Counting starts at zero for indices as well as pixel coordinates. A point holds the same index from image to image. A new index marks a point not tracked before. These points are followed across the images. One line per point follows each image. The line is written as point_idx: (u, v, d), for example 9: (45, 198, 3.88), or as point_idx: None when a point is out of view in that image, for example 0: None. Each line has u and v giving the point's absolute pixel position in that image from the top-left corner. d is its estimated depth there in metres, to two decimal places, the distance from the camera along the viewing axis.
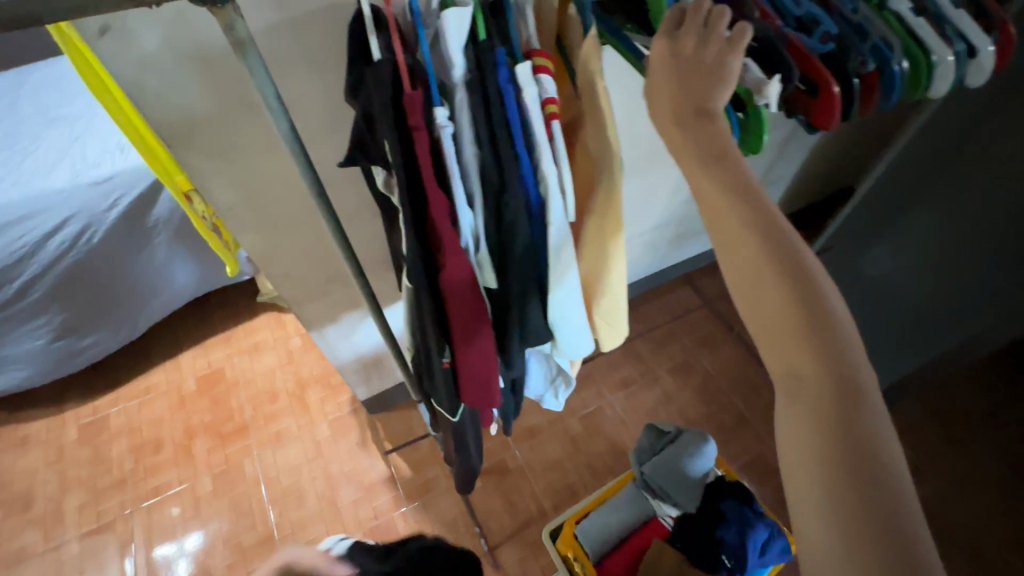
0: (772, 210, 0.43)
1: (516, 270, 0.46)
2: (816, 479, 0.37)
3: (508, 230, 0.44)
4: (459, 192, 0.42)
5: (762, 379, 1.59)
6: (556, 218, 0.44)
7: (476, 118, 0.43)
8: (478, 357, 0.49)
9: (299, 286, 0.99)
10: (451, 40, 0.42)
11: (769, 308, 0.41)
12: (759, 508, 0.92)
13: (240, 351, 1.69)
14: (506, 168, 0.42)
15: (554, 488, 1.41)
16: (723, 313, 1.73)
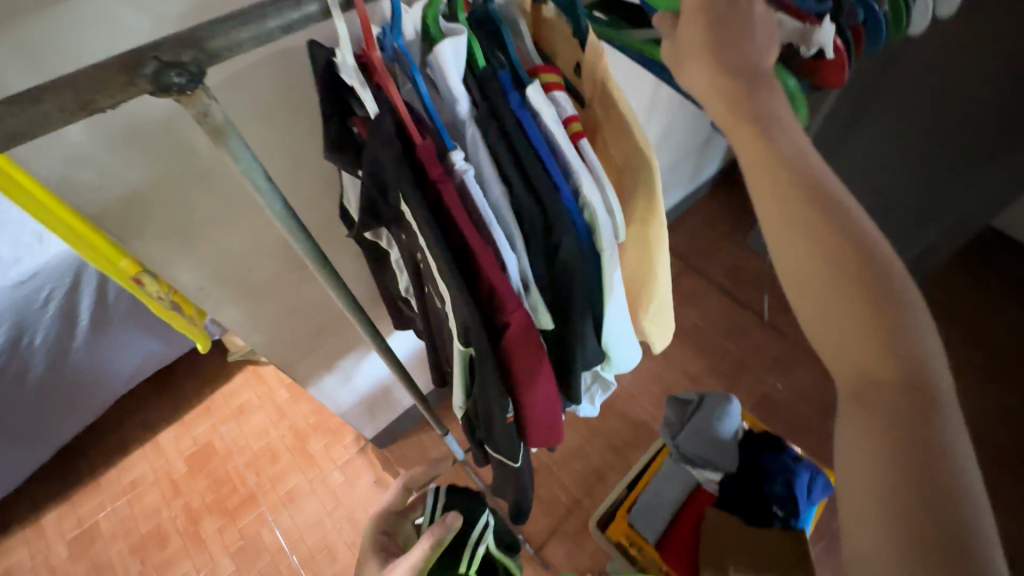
0: (850, 219, 0.41)
1: (572, 305, 0.44)
2: (877, 490, 0.36)
3: (564, 268, 0.41)
4: (503, 241, 0.39)
5: (749, 320, 1.65)
6: (607, 243, 0.41)
7: (499, 155, 0.39)
8: (541, 400, 0.48)
9: (288, 345, 0.92)
10: (451, 75, 0.38)
11: (839, 306, 0.40)
12: (794, 452, 0.95)
13: (224, 418, 1.58)
14: (548, 205, 0.39)
15: (582, 475, 1.41)
16: (699, 264, 1.76)
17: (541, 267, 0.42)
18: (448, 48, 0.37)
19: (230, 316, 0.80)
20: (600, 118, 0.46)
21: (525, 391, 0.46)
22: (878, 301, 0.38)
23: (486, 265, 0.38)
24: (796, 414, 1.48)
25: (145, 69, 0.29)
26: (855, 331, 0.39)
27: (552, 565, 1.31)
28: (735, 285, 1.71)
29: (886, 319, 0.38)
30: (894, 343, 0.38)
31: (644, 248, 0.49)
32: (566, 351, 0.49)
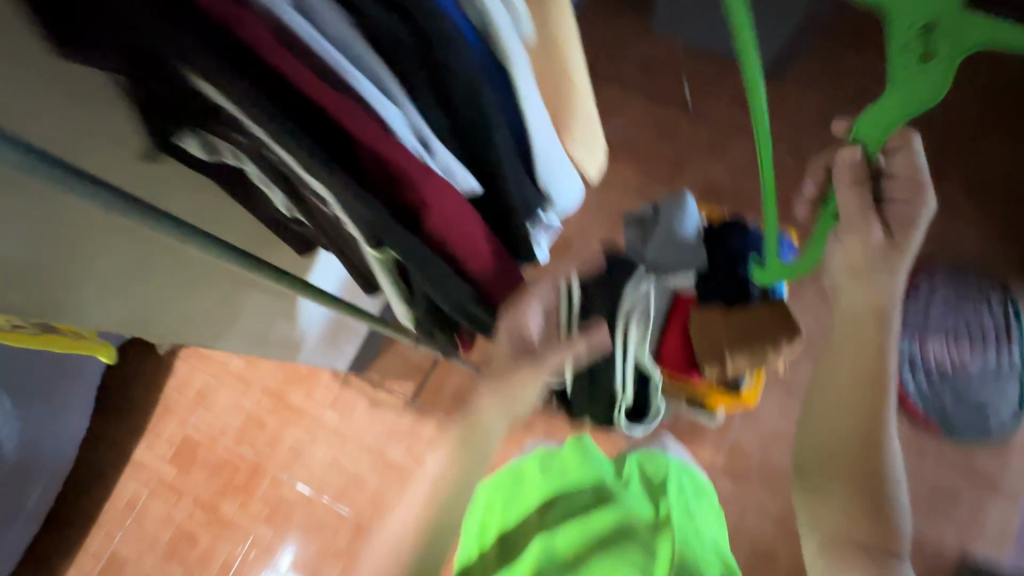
0: (873, 462, 0.61)
1: (475, 125, 0.52)
2: (846, 546, 0.61)
3: (466, 86, 0.49)
4: (381, 98, 0.46)
5: (674, 113, 1.57)
6: (512, 47, 0.52)
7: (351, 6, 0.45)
8: (466, 238, 0.55)
9: None
10: None
11: (845, 459, 0.62)
12: (754, 227, 0.95)
13: (189, 409, 1.47)
14: (426, 24, 0.46)
15: None
16: (609, 72, 1.61)
17: (430, 108, 0.51)
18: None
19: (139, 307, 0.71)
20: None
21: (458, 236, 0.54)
22: (873, 429, 0.62)
23: (366, 128, 0.45)
24: (740, 190, 1.49)
25: None
26: (854, 423, 0.62)
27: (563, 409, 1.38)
28: (651, 80, 1.60)
29: (869, 493, 0.61)
30: (871, 502, 0.61)
31: (550, 48, 0.58)
32: (486, 177, 0.57)
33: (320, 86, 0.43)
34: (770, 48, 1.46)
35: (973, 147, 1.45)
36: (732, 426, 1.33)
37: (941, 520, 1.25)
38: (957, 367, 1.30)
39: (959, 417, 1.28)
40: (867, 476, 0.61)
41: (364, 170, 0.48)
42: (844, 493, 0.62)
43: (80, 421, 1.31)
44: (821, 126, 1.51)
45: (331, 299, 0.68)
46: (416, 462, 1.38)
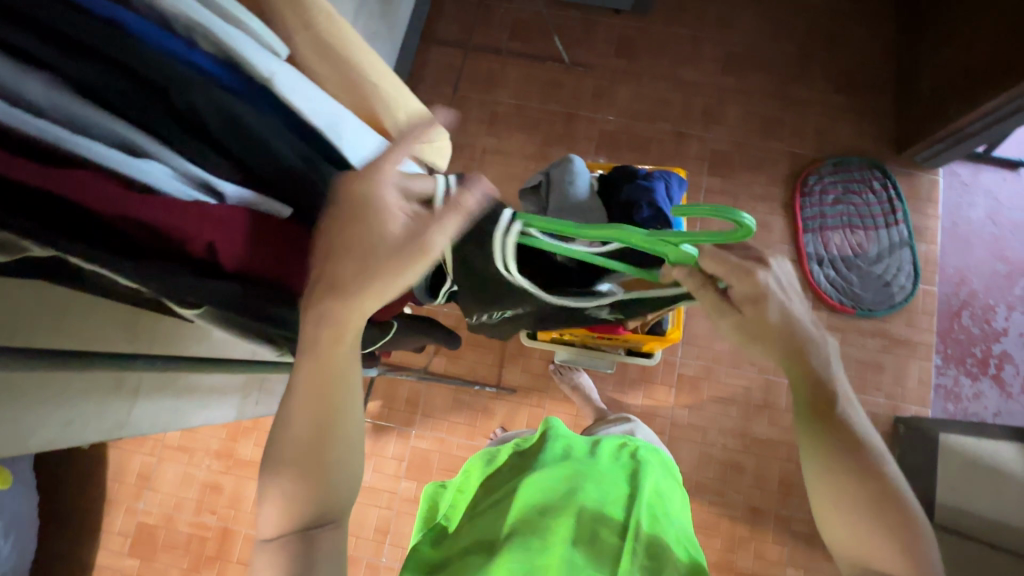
0: (891, 484, 0.50)
1: (251, 152, 0.43)
2: None
3: (227, 123, 0.41)
4: (119, 156, 0.37)
5: (554, 71, 1.56)
6: (238, 44, 0.40)
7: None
8: (269, 251, 0.45)
9: (105, 432, 0.70)
10: None
11: (855, 503, 0.50)
12: (643, 172, 0.96)
13: (135, 495, 1.37)
14: (118, 45, 0.36)
15: None
16: (481, 43, 1.58)
17: (188, 148, 0.41)
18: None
19: (45, 439, 0.61)
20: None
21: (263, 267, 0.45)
22: (847, 426, 0.51)
23: (107, 192, 0.36)
24: (634, 133, 1.51)
25: None
26: (834, 423, 0.51)
27: (517, 387, 1.39)
28: (523, 43, 1.57)
29: (871, 483, 0.50)
30: (880, 515, 0.50)
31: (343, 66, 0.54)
32: (289, 195, 0.47)
33: (15, 161, 0.33)
34: None
35: (833, 43, 1.54)
36: (676, 359, 1.39)
37: (873, 391, 1.37)
38: (858, 251, 1.41)
39: (868, 295, 1.39)
40: (868, 472, 0.50)
41: (130, 242, 0.39)
42: (842, 506, 0.51)
43: (35, 535, 1.21)
44: (695, 52, 1.55)
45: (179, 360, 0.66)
46: (389, 479, 1.36)
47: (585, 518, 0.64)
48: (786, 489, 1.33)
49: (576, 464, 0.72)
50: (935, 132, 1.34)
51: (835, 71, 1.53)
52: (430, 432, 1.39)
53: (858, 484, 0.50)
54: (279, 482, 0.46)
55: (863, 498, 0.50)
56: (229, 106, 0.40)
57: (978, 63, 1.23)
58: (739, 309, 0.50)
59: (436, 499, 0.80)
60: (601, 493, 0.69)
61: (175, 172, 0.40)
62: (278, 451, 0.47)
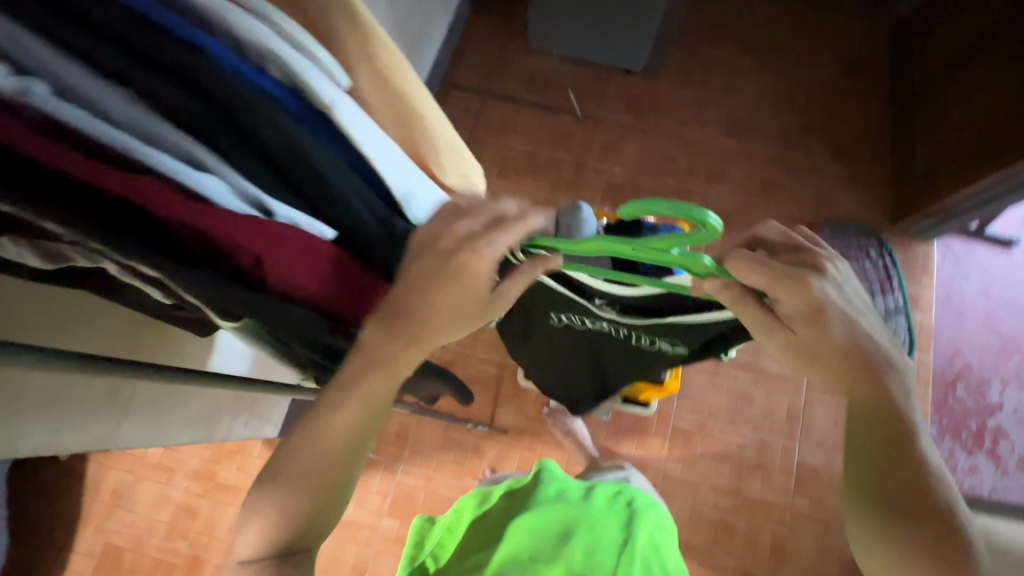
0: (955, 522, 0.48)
1: (306, 178, 0.44)
2: None
3: (286, 147, 0.42)
4: (180, 167, 0.38)
5: (566, 122, 1.63)
6: (307, 77, 0.43)
7: (90, 47, 0.38)
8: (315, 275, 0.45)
9: (88, 438, 0.70)
10: None
11: (914, 533, 0.48)
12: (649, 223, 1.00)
13: (106, 514, 1.32)
14: (194, 65, 0.39)
15: (496, 341, 1.43)
16: (499, 91, 1.65)
17: (246, 166, 0.42)
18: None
19: (30, 446, 0.61)
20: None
21: (307, 288, 0.45)
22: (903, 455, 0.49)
23: (159, 197, 0.37)
24: (640, 186, 1.56)
25: None
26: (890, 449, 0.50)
27: (509, 428, 1.37)
28: (538, 94, 1.65)
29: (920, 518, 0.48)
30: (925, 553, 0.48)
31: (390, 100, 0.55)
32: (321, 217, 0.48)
33: (99, 167, 0.36)
34: None
35: (833, 116, 1.62)
36: (670, 412, 1.38)
37: None
38: None
39: None
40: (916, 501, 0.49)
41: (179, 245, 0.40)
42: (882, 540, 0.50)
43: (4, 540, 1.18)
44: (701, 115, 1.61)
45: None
46: (370, 515, 1.32)
47: (579, 560, 0.64)
48: (778, 554, 1.29)
49: (575, 506, 0.72)
50: (929, 207, 1.39)
51: (834, 142, 1.60)
52: (417, 469, 1.36)
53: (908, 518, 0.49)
54: (269, 500, 0.50)
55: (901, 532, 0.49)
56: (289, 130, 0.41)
57: (969, 144, 1.30)
58: (789, 326, 0.47)
59: (423, 535, 0.78)
60: (599, 536, 0.68)
61: (232, 188, 0.41)
62: (280, 468, 0.50)
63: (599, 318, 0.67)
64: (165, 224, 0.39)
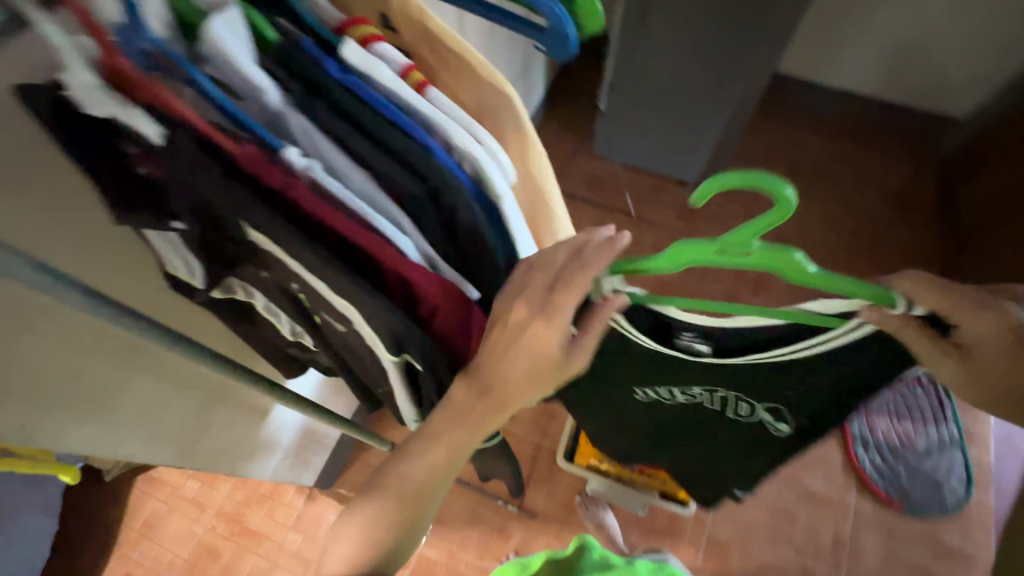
0: None
1: (478, 258, 0.48)
2: None
3: (465, 217, 0.45)
4: (384, 222, 0.43)
5: (620, 221, 1.75)
6: (499, 181, 0.47)
7: (344, 135, 0.44)
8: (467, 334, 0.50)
9: (175, 441, 0.79)
10: (242, 65, 0.41)
11: None
12: None
13: (133, 541, 1.34)
14: (418, 159, 0.44)
15: (535, 420, 1.44)
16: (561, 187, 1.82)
17: (427, 228, 0.46)
18: (225, 30, 0.40)
19: (132, 449, 0.73)
20: (430, 64, 0.51)
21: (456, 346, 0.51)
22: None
23: (366, 242, 0.42)
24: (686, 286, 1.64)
25: None
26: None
27: (538, 511, 1.35)
28: (597, 193, 1.80)
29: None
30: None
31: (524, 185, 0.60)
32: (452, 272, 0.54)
33: (328, 208, 0.42)
34: None
35: (880, 242, 1.69)
36: (707, 518, 1.33)
37: None
38: (905, 442, 1.40)
39: (916, 491, 1.34)
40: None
41: (371, 279, 0.46)
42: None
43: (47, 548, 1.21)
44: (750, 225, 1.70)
45: (308, 404, 0.71)
46: None
47: None
48: None
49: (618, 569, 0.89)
50: None
51: (882, 266, 1.65)
52: (440, 543, 1.33)
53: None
54: (360, 511, 0.57)
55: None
56: (468, 204, 0.45)
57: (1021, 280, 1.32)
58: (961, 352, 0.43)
59: None
60: None
61: (414, 245, 0.45)
62: (378, 482, 0.57)
63: (692, 385, 0.63)
64: (366, 259, 0.45)
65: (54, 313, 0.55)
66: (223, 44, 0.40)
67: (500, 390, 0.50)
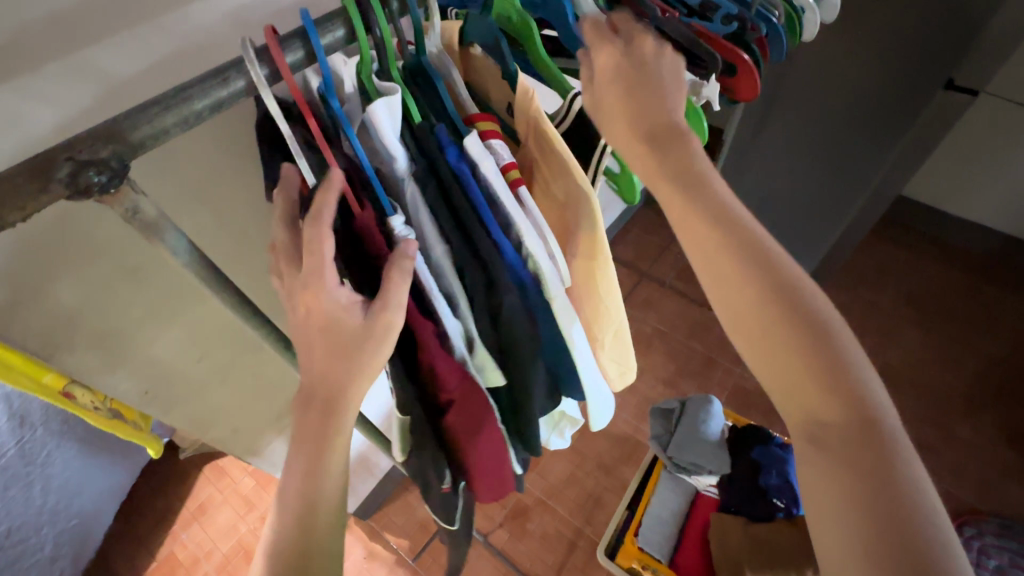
0: (882, 426, 0.41)
1: (513, 353, 0.49)
2: (851, 558, 0.38)
3: (516, 326, 0.47)
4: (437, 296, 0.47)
5: (707, 317, 1.73)
6: (554, 289, 0.47)
7: (443, 221, 0.46)
8: (472, 422, 0.53)
9: (247, 436, 0.87)
10: (387, 133, 0.43)
11: (805, 406, 0.43)
12: (779, 441, 1.01)
13: (185, 522, 1.42)
14: (490, 258, 0.45)
15: (580, 503, 1.38)
16: (652, 273, 1.84)
17: (481, 318, 0.48)
18: (382, 108, 0.42)
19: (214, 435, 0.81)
20: (536, 156, 0.51)
21: (464, 432, 0.55)
22: (810, 310, 0.44)
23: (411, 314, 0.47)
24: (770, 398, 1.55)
25: (59, 173, 0.28)
26: (783, 316, 0.44)
27: None
28: (689, 285, 1.80)
29: (858, 404, 0.41)
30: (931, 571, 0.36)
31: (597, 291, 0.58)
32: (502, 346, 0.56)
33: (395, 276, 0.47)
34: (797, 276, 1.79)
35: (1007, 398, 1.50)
36: None
37: None
38: None
39: None
40: (844, 391, 0.42)
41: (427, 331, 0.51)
42: (870, 553, 0.37)
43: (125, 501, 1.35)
44: None
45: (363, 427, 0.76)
46: None
47: None
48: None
49: None
50: None
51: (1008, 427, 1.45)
52: None
53: (858, 437, 0.41)
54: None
55: (855, 475, 0.40)
56: (506, 312, 0.46)
57: None
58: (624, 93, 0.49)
59: None
60: None
61: (461, 330, 0.48)
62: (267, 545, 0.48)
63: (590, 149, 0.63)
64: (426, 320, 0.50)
65: (194, 301, 0.65)
66: (377, 121, 0.42)
67: (321, 435, 0.48)
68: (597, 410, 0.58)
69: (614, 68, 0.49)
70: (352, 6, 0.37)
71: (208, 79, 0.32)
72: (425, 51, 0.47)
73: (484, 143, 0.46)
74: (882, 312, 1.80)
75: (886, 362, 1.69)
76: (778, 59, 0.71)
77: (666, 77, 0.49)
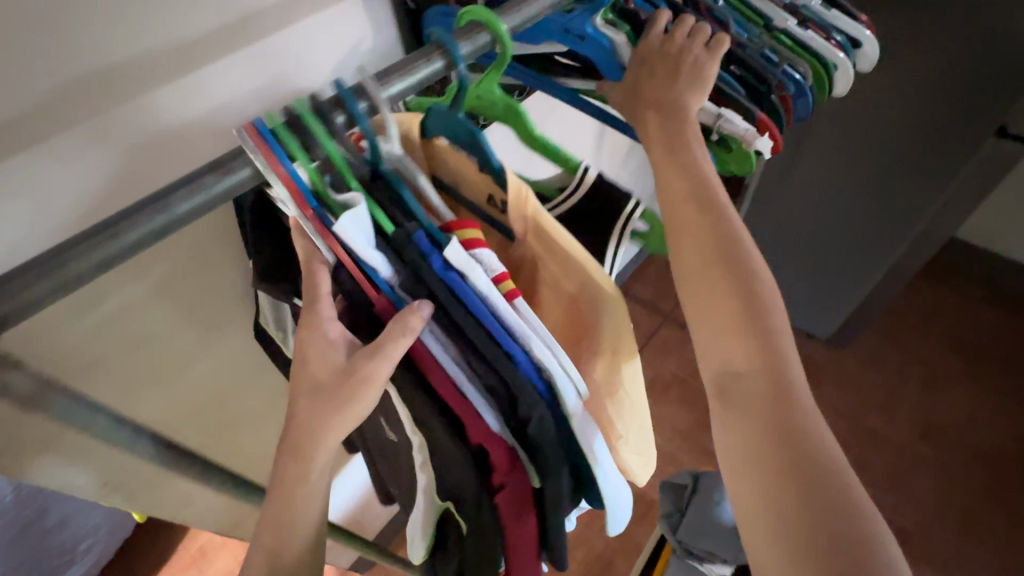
0: (790, 376, 0.43)
1: (541, 456, 0.45)
2: (761, 489, 0.40)
3: (536, 432, 0.43)
4: (461, 374, 0.43)
5: None
6: (571, 405, 0.44)
7: (439, 325, 0.43)
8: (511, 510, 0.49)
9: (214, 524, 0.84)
10: (363, 245, 0.41)
11: (721, 348, 0.45)
12: None
13: (184, 565, 1.40)
14: (496, 366, 0.42)
15: (588, 566, 1.30)
16: (670, 315, 1.78)
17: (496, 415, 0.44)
18: (350, 223, 0.40)
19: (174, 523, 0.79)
20: (539, 252, 0.46)
21: (508, 523, 0.50)
22: (736, 266, 0.47)
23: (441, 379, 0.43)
24: None
25: None
26: (713, 275, 0.47)
27: None
28: None
29: (765, 352, 0.44)
30: (813, 491, 0.38)
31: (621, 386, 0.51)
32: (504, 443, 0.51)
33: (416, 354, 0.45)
34: (827, 323, 1.69)
35: None
36: None
37: None
38: None
39: None
40: (761, 340, 0.44)
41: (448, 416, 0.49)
42: (775, 481, 0.40)
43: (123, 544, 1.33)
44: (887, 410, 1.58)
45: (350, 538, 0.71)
46: None
47: None
48: None
49: None
50: None
51: None
52: None
53: (762, 380, 0.43)
54: None
55: (764, 412, 0.42)
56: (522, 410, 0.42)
57: None
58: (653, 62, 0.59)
59: None
60: None
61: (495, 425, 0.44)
62: None
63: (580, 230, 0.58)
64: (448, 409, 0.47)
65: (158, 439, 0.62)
66: (347, 236, 0.40)
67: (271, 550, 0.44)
68: (613, 515, 0.51)
69: (656, 51, 0.59)
70: (310, 121, 0.41)
71: (214, 171, 0.40)
72: (382, 157, 0.45)
73: (468, 253, 0.42)
74: (924, 362, 1.67)
75: (928, 419, 1.57)
76: (800, 116, 0.72)
77: (687, 56, 0.58)
